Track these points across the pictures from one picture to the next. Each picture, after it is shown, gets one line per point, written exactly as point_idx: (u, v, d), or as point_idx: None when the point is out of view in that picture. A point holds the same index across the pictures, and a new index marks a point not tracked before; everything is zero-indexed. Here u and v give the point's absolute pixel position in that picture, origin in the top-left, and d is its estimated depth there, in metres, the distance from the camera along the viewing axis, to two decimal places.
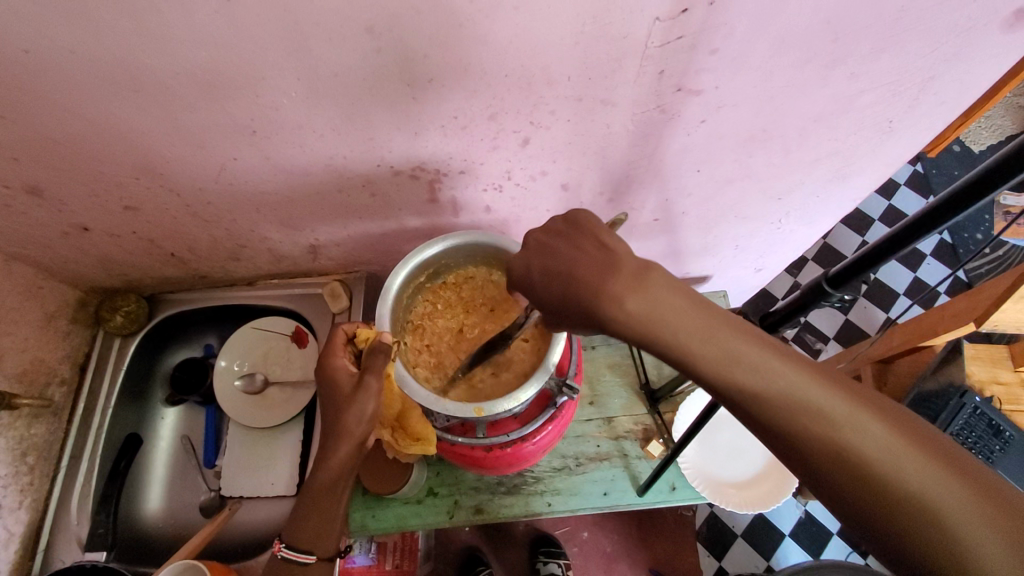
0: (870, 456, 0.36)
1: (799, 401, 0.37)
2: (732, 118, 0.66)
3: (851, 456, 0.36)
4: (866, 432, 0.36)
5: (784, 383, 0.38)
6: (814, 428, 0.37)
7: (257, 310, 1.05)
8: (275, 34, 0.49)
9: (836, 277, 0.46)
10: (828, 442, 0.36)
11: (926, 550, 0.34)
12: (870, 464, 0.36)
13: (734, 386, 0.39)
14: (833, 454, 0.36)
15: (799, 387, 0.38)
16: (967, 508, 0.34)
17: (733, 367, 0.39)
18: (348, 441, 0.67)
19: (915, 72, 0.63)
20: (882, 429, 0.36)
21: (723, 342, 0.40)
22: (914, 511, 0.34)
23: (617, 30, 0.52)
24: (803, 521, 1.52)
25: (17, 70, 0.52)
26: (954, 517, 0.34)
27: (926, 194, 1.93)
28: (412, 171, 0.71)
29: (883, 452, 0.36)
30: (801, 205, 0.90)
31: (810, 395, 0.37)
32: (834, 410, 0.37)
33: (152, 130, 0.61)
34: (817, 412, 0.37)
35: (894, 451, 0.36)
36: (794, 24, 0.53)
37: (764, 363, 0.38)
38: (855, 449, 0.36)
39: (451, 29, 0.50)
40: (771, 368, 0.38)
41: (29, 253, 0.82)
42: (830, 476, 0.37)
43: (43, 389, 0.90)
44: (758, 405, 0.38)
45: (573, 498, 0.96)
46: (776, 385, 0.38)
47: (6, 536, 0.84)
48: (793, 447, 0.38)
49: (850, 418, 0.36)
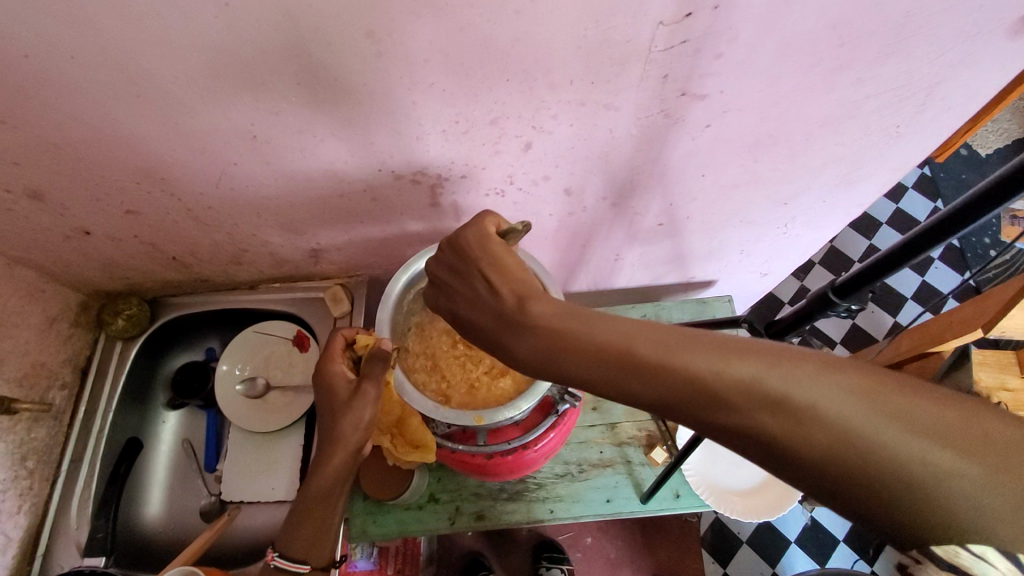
0: (799, 411, 0.35)
1: (712, 384, 0.37)
2: (737, 123, 0.66)
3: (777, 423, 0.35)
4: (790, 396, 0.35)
5: (718, 377, 0.37)
6: (728, 405, 0.37)
7: (259, 314, 1.05)
8: (274, 39, 0.49)
9: (842, 287, 0.45)
10: (752, 410, 0.36)
11: (900, 506, 0.33)
12: (801, 420, 0.35)
13: (672, 392, 0.38)
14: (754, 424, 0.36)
15: (734, 375, 0.37)
16: (908, 447, 0.33)
17: (643, 368, 0.39)
18: (345, 448, 0.67)
19: (922, 77, 0.62)
20: (829, 396, 0.35)
21: (623, 347, 0.40)
22: (860, 461, 0.34)
23: (620, 34, 0.51)
24: (809, 528, 1.50)
25: (17, 75, 0.52)
26: (920, 465, 0.33)
27: (933, 198, 1.92)
28: (414, 175, 0.71)
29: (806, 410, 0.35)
30: (807, 210, 0.89)
31: (727, 370, 0.37)
32: (751, 384, 0.36)
33: (153, 135, 0.61)
34: (755, 397, 0.36)
35: (814, 402, 0.35)
36: (800, 28, 0.53)
37: (694, 362, 0.38)
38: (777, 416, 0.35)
39: (452, 33, 0.50)
40: (676, 358, 0.38)
41: (30, 256, 0.82)
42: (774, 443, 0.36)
43: (44, 393, 0.90)
44: (686, 400, 0.38)
45: (575, 505, 0.95)
46: (709, 382, 0.37)
47: (4, 541, 0.84)
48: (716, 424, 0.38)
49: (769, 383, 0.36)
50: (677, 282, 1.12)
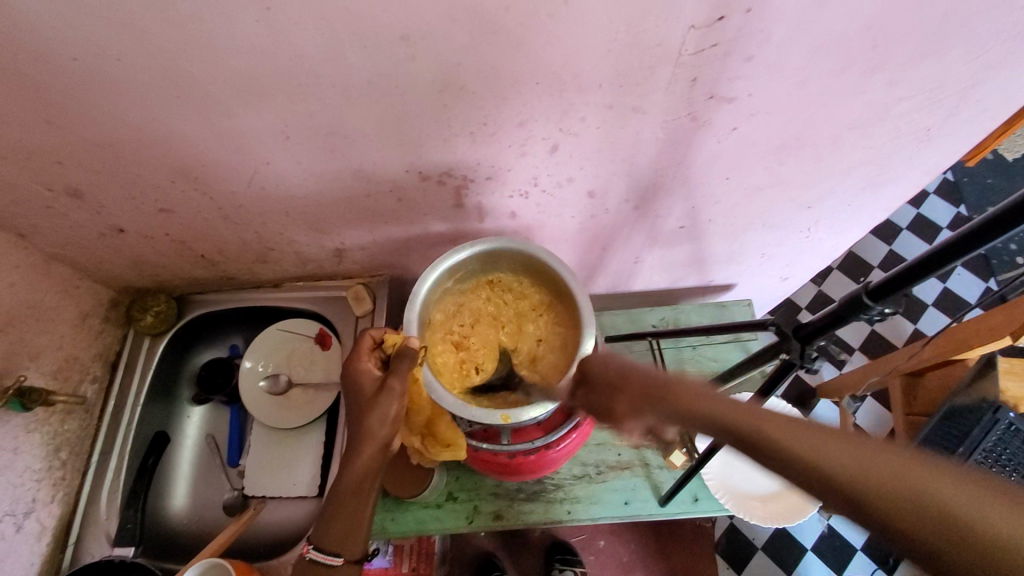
0: (941, 508, 0.32)
1: (845, 468, 0.34)
2: (764, 125, 0.66)
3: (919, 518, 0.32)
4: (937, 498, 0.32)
5: (792, 439, 0.37)
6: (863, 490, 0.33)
7: (282, 312, 1.07)
8: (314, 43, 0.50)
9: (877, 289, 0.45)
10: (864, 480, 0.34)
11: None
12: (948, 518, 0.31)
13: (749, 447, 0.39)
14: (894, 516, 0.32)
15: (809, 444, 0.36)
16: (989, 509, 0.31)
17: (765, 438, 0.38)
18: (372, 443, 0.67)
19: (955, 80, 0.61)
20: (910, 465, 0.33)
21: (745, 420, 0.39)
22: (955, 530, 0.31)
23: (652, 38, 0.52)
24: (825, 536, 1.48)
25: (67, 76, 0.53)
26: None
27: (956, 203, 1.89)
28: (440, 176, 0.72)
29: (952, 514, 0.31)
30: (832, 214, 0.88)
31: (794, 437, 0.37)
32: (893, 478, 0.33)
33: (190, 135, 0.62)
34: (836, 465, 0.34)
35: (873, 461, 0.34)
36: (833, 30, 0.53)
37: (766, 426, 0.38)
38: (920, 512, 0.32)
39: (486, 37, 0.51)
40: (801, 433, 0.36)
41: (66, 253, 0.84)
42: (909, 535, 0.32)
43: (77, 386, 0.92)
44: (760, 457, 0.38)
45: (592, 506, 0.96)
46: (784, 443, 0.37)
47: (38, 529, 0.86)
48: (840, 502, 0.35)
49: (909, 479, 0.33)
50: (696, 285, 1.12)
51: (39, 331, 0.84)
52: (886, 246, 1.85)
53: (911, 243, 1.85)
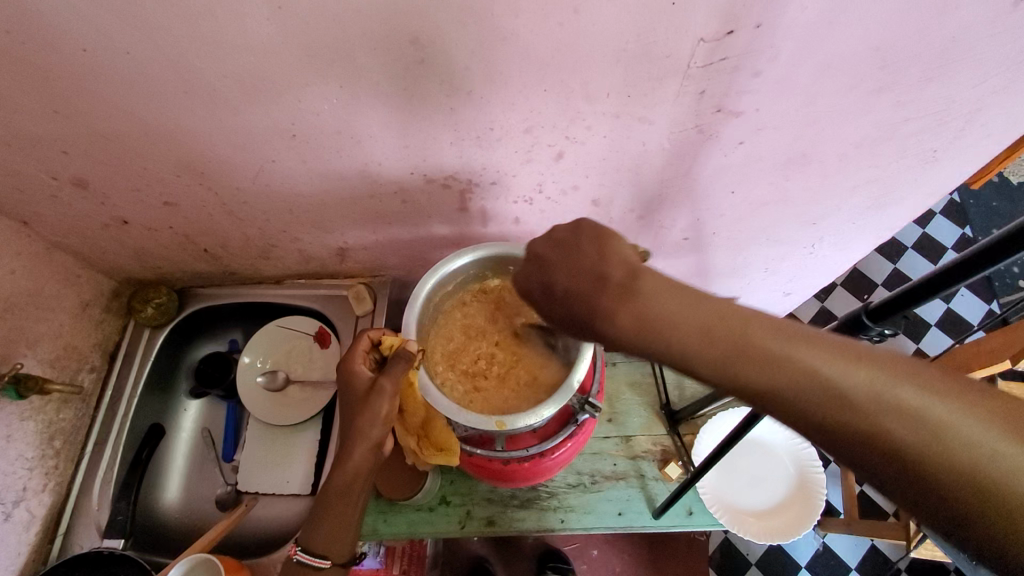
0: (887, 411, 0.32)
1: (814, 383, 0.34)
2: (770, 140, 0.65)
3: (876, 425, 0.32)
4: (902, 403, 0.32)
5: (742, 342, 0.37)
6: (833, 404, 0.33)
7: (284, 309, 1.07)
8: (322, 44, 0.50)
9: (876, 311, 0.45)
10: (808, 388, 0.34)
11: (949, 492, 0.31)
12: (899, 422, 0.32)
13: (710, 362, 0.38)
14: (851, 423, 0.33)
15: (759, 349, 0.36)
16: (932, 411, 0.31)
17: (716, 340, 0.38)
18: (364, 443, 0.68)
19: (964, 103, 0.61)
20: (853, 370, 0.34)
21: (721, 332, 0.38)
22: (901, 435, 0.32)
23: (660, 50, 0.52)
24: (821, 554, 1.47)
25: (75, 67, 0.54)
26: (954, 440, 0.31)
27: (962, 224, 1.88)
28: (445, 180, 0.72)
29: (910, 411, 0.32)
30: (836, 231, 0.88)
31: (754, 340, 0.37)
32: (849, 379, 0.33)
33: (196, 130, 0.62)
34: (780, 364, 0.35)
35: (820, 370, 0.34)
36: (843, 49, 0.53)
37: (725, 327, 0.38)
38: (871, 417, 0.32)
39: (494, 43, 0.51)
40: (784, 352, 0.36)
41: (70, 242, 0.84)
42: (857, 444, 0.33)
43: (74, 375, 0.92)
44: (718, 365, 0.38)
45: (586, 516, 0.95)
46: (735, 346, 0.37)
47: (28, 517, 0.86)
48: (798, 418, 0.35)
49: (870, 386, 0.33)
50: None
51: (38, 319, 0.84)
52: (891, 264, 1.85)
53: (915, 262, 1.84)
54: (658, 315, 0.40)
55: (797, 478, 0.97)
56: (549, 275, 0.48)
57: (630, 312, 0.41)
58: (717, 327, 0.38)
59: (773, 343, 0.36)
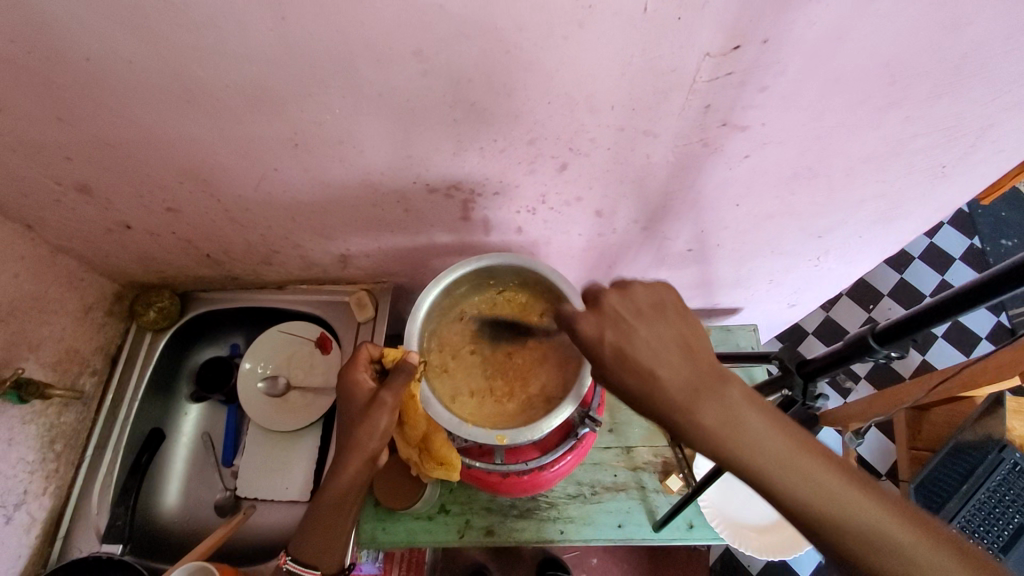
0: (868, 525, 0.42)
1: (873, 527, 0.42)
2: (776, 154, 0.65)
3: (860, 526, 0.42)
4: (858, 506, 0.42)
5: (751, 436, 0.44)
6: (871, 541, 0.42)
7: (284, 314, 1.06)
8: (324, 54, 0.50)
9: (883, 333, 0.44)
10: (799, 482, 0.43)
11: None
12: (869, 530, 0.42)
13: (737, 443, 0.44)
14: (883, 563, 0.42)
15: (768, 444, 0.44)
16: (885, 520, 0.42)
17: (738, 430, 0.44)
18: (360, 455, 0.66)
19: (974, 119, 0.60)
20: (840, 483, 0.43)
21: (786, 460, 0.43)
22: (874, 546, 0.42)
23: (665, 64, 0.52)
24: (822, 566, 1.47)
25: (79, 76, 0.54)
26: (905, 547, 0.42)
27: (970, 234, 1.87)
28: (447, 189, 0.71)
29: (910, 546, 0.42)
30: (841, 244, 0.87)
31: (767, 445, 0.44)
32: (818, 474, 0.43)
33: (197, 139, 0.62)
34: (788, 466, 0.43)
35: (821, 483, 0.43)
36: (852, 65, 0.52)
37: (741, 415, 0.44)
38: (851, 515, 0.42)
39: (498, 56, 0.50)
40: (788, 456, 0.43)
41: (72, 247, 0.84)
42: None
43: (75, 380, 0.92)
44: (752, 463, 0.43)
45: (585, 527, 0.94)
46: (749, 440, 0.44)
47: (28, 521, 0.86)
48: None
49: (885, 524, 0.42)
50: (702, 306, 1.11)
51: (41, 323, 0.84)
52: (897, 274, 1.84)
53: (921, 272, 1.84)
54: (751, 435, 0.44)
55: None
56: (629, 345, 0.47)
57: (714, 411, 0.44)
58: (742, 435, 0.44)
59: (788, 453, 0.44)
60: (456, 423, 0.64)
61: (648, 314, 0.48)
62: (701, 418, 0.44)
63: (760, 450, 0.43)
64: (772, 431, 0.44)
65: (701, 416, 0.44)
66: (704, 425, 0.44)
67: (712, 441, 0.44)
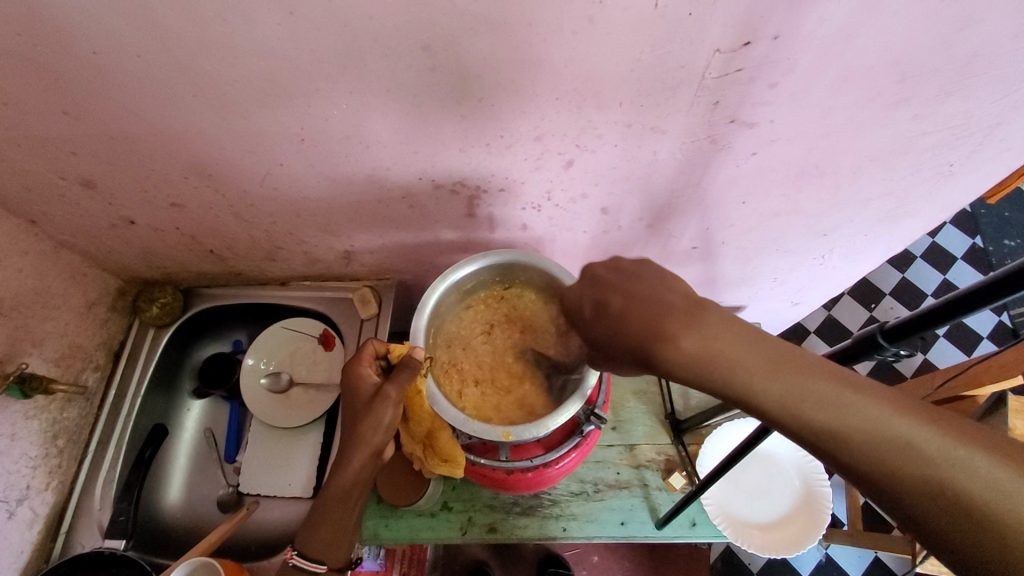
0: (880, 434, 0.35)
1: (889, 436, 0.35)
2: (784, 152, 0.65)
3: (869, 437, 0.35)
4: (860, 411, 0.36)
5: (729, 351, 0.40)
6: (888, 455, 0.35)
7: (288, 311, 1.06)
8: (332, 48, 0.50)
9: (892, 331, 0.44)
10: (785, 393, 0.38)
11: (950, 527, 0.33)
12: (883, 440, 0.35)
13: (714, 359, 0.40)
14: (910, 479, 0.34)
15: (747, 359, 0.39)
16: (904, 428, 0.35)
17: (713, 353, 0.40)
18: (365, 449, 0.66)
19: (984, 117, 0.60)
20: (836, 390, 0.37)
21: (771, 375, 0.38)
22: (892, 457, 0.34)
23: (675, 60, 0.51)
24: (822, 564, 1.47)
25: (85, 70, 0.53)
26: (935, 457, 0.34)
27: (972, 234, 1.87)
28: (453, 185, 0.71)
29: (943, 456, 0.34)
30: (847, 243, 0.87)
31: (745, 360, 0.39)
32: (809, 383, 0.37)
33: (202, 133, 0.62)
34: (772, 379, 0.38)
35: (812, 391, 0.37)
36: (862, 61, 0.52)
37: (717, 333, 0.41)
38: (853, 425, 0.35)
39: (507, 51, 0.50)
40: (772, 367, 0.39)
41: (76, 242, 0.84)
42: (910, 505, 0.34)
43: (78, 375, 0.92)
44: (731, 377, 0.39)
45: (588, 524, 0.94)
46: (725, 356, 0.40)
47: (31, 516, 0.85)
48: (925, 510, 0.34)
49: (904, 431, 0.35)
50: None
51: (44, 318, 0.84)
52: (899, 274, 1.84)
53: (923, 272, 1.83)
54: (727, 353, 0.40)
55: (802, 490, 0.96)
56: (605, 296, 0.49)
57: (688, 338, 0.41)
58: (717, 351, 0.40)
59: (771, 367, 0.38)
60: (458, 419, 0.64)
61: (623, 270, 0.50)
62: (679, 346, 0.41)
63: (737, 368, 0.39)
64: (751, 346, 0.40)
65: (680, 339, 0.41)
66: (681, 352, 0.41)
67: (689, 368, 0.40)
